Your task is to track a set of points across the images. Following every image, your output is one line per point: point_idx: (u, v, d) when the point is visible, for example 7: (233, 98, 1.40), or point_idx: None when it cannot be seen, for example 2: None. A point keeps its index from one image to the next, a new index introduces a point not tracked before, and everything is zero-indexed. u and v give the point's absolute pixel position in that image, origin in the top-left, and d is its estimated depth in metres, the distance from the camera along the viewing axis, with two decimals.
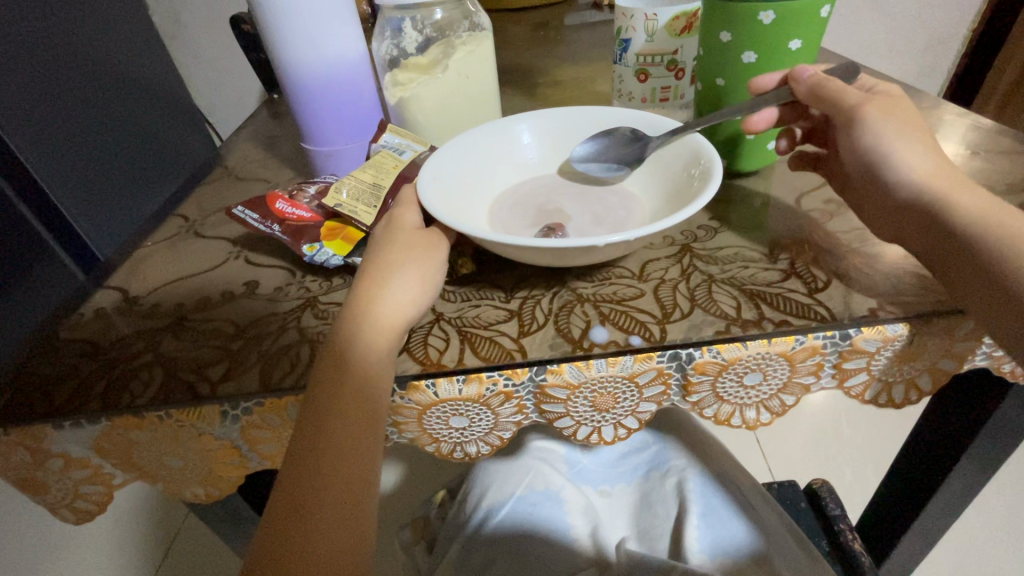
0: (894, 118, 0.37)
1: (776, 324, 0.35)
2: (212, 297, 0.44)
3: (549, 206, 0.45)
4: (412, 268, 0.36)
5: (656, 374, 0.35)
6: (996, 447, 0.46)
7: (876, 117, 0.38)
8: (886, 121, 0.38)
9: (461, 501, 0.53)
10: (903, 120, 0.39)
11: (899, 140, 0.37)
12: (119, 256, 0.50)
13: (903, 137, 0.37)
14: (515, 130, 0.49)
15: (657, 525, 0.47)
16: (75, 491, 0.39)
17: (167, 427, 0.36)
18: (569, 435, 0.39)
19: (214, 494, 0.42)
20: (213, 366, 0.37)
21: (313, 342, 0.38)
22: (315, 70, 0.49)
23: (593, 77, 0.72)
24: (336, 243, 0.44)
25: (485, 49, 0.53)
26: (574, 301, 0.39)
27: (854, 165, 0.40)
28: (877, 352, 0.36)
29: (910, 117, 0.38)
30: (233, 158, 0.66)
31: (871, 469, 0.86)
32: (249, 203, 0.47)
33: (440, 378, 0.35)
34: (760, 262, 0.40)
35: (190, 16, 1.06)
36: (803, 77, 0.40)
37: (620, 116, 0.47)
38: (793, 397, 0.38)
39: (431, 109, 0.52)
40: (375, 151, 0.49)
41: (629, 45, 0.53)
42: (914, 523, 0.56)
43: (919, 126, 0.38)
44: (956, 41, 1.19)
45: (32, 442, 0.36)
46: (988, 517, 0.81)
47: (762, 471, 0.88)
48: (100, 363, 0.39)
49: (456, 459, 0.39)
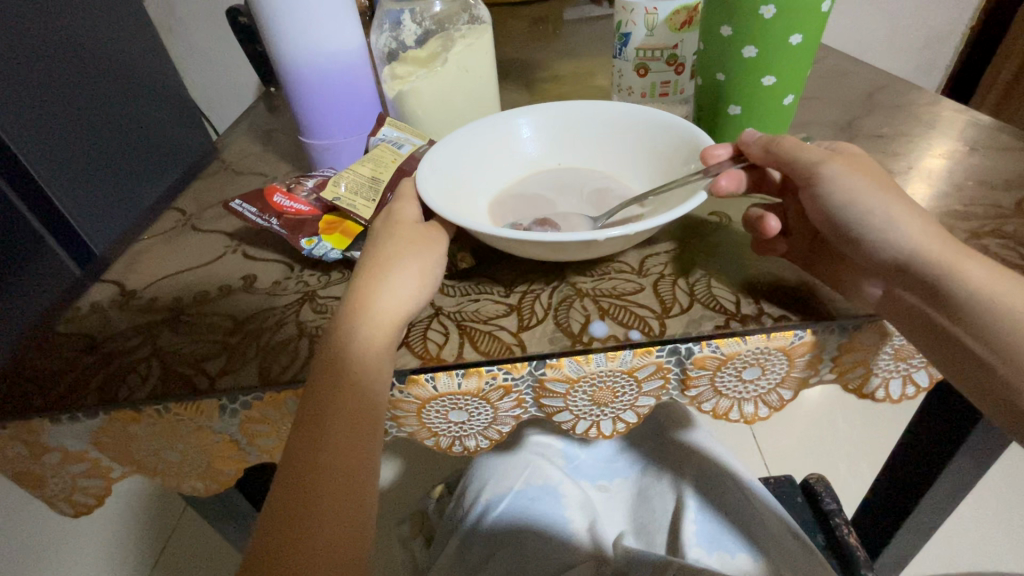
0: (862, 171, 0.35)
1: (775, 319, 0.35)
2: (210, 292, 0.43)
3: (533, 207, 0.44)
4: (410, 262, 0.36)
5: (655, 369, 0.35)
6: (992, 444, 0.47)
7: (858, 165, 0.35)
8: (859, 177, 0.34)
9: (459, 496, 0.53)
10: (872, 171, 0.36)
11: (874, 196, 0.34)
12: (116, 250, 0.50)
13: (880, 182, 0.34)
14: (515, 124, 0.48)
15: (654, 519, 0.48)
16: (73, 484, 0.39)
17: (164, 421, 0.36)
18: (568, 429, 0.39)
19: (212, 488, 0.42)
20: (211, 360, 0.37)
21: (312, 336, 0.38)
22: (313, 63, 0.49)
23: (592, 72, 0.72)
24: (335, 238, 0.43)
25: (485, 40, 0.53)
26: (574, 295, 0.39)
27: (823, 224, 0.37)
28: (874, 346, 0.36)
29: (877, 174, 0.35)
30: (230, 152, 0.65)
31: (866, 465, 0.86)
32: (246, 196, 0.47)
33: (439, 372, 0.35)
34: (759, 259, 0.40)
35: (186, 8, 1.05)
36: (753, 139, 0.39)
37: (620, 114, 0.47)
38: (790, 391, 0.38)
39: (429, 102, 0.52)
40: (374, 144, 0.49)
41: (629, 40, 0.52)
42: (910, 518, 0.57)
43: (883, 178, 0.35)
44: (956, 37, 1.18)
45: (30, 435, 0.36)
46: (982, 512, 0.81)
47: (758, 467, 0.89)
48: (99, 357, 0.39)
49: (455, 453, 0.39)
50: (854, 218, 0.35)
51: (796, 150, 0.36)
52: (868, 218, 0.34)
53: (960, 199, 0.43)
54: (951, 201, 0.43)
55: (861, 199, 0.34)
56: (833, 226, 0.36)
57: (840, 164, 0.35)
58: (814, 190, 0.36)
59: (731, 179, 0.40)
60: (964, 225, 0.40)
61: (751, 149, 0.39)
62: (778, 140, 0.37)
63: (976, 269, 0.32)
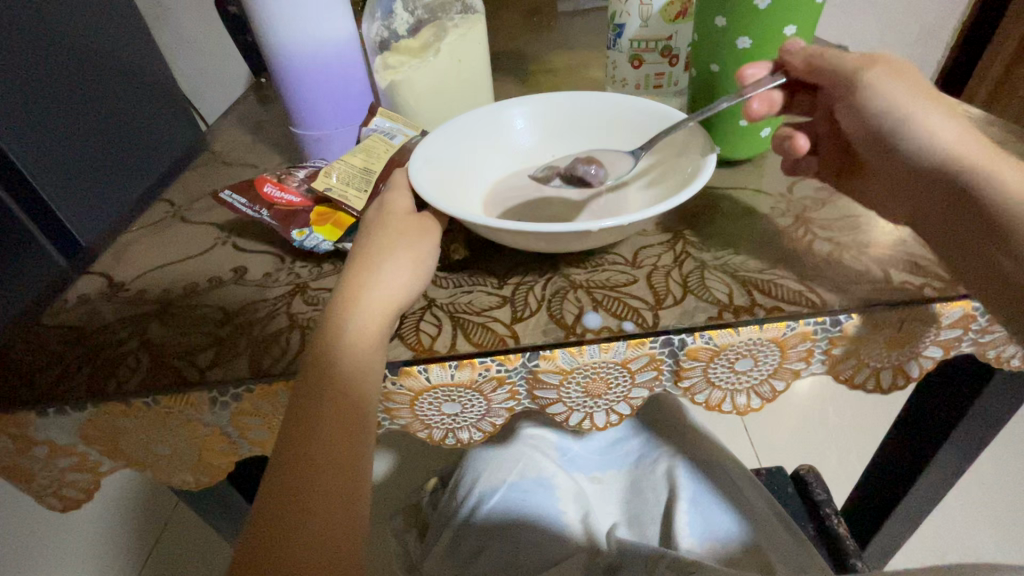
0: (904, 81, 0.38)
1: (767, 310, 0.35)
2: (200, 283, 0.43)
3: (530, 184, 0.45)
4: (402, 254, 0.36)
5: (648, 360, 0.35)
6: (981, 434, 0.47)
7: (896, 81, 0.38)
8: (898, 84, 0.38)
9: (452, 489, 0.53)
10: (918, 84, 0.39)
11: (913, 105, 0.37)
12: (104, 241, 0.49)
13: (919, 97, 0.38)
14: (508, 116, 0.48)
15: (646, 510, 0.48)
16: (60, 478, 0.38)
17: (154, 414, 0.36)
18: (561, 421, 0.39)
19: (203, 481, 0.41)
20: (201, 352, 0.37)
21: (303, 328, 0.37)
22: (305, 52, 0.48)
23: (586, 64, 0.72)
24: (327, 229, 0.43)
25: (478, 31, 0.53)
26: (568, 287, 0.39)
27: (861, 136, 0.41)
28: (866, 338, 0.36)
29: (918, 83, 0.38)
30: (220, 143, 0.64)
31: (855, 456, 0.87)
32: (236, 187, 0.46)
33: (432, 364, 0.35)
34: (751, 251, 0.41)
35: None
36: (795, 50, 0.40)
37: (615, 106, 0.47)
38: (783, 382, 0.38)
39: (422, 92, 0.51)
40: (366, 135, 0.49)
41: (623, 31, 0.52)
42: (898, 508, 0.57)
43: (924, 85, 0.39)
44: (947, 32, 1.18)
45: (16, 429, 0.35)
46: (969, 502, 0.83)
47: (750, 458, 0.89)
48: (87, 348, 0.38)
49: (448, 446, 0.39)
50: (888, 123, 0.39)
51: (838, 61, 0.39)
52: (907, 125, 0.38)
53: None
54: None
55: (902, 107, 0.38)
56: (872, 136, 0.40)
57: (880, 72, 0.38)
58: (850, 101, 0.40)
59: (761, 102, 0.42)
60: None
61: (791, 59, 0.40)
62: (819, 54, 0.40)
63: (1014, 181, 0.35)
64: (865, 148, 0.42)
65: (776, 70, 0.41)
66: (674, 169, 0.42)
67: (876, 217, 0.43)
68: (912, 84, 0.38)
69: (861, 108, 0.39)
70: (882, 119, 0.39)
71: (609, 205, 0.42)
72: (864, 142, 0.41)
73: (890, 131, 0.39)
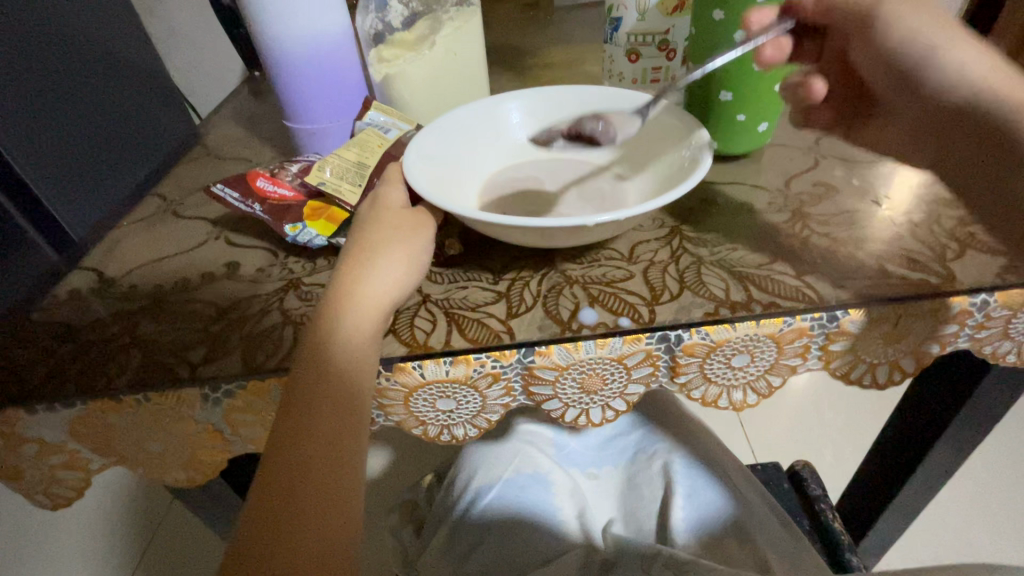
0: (928, 17, 0.40)
1: (764, 306, 0.35)
2: (192, 279, 0.43)
3: (529, 176, 0.45)
4: (396, 248, 0.35)
5: (644, 356, 0.35)
6: (976, 429, 0.47)
7: (921, 20, 0.40)
8: (924, 23, 0.40)
9: (448, 485, 0.53)
10: (941, 17, 0.41)
11: (940, 41, 0.40)
12: (96, 236, 0.49)
13: (946, 32, 0.40)
14: (504, 109, 0.48)
15: (642, 507, 0.48)
16: (51, 476, 0.38)
17: (145, 411, 0.35)
18: (557, 417, 0.39)
19: (196, 479, 0.41)
20: (193, 349, 0.36)
21: (296, 324, 0.37)
22: (299, 45, 0.48)
23: (583, 58, 0.71)
24: (320, 224, 0.42)
25: (474, 24, 0.52)
26: (564, 282, 0.38)
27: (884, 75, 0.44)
28: (864, 334, 0.36)
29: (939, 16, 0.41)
30: (213, 137, 0.64)
31: (850, 452, 0.88)
32: (228, 180, 0.45)
33: (427, 360, 0.34)
34: (748, 246, 0.40)
35: None
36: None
37: (612, 99, 0.46)
38: (779, 378, 0.38)
39: (417, 86, 0.51)
40: (360, 128, 0.48)
41: (620, 24, 0.51)
42: (893, 503, 0.57)
43: (944, 18, 0.41)
44: None
45: (5, 426, 0.35)
46: (961, 498, 0.83)
47: (746, 454, 0.89)
48: (78, 344, 0.38)
49: (443, 442, 0.39)
50: (913, 62, 0.41)
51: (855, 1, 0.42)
52: (933, 60, 0.41)
53: (948, 187, 0.43)
54: (938, 190, 0.43)
55: (929, 44, 0.40)
56: (897, 75, 0.43)
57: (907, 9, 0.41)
58: (871, 42, 0.43)
59: (776, 49, 0.43)
60: (951, 213, 0.41)
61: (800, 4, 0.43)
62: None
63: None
64: (885, 89, 0.45)
65: (783, 15, 0.43)
66: (671, 163, 0.42)
67: (873, 212, 0.42)
68: (935, 20, 0.40)
69: (884, 53, 0.42)
70: (911, 57, 0.41)
71: (598, 187, 0.43)
72: (887, 81, 0.44)
73: (918, 68, 0.42)
